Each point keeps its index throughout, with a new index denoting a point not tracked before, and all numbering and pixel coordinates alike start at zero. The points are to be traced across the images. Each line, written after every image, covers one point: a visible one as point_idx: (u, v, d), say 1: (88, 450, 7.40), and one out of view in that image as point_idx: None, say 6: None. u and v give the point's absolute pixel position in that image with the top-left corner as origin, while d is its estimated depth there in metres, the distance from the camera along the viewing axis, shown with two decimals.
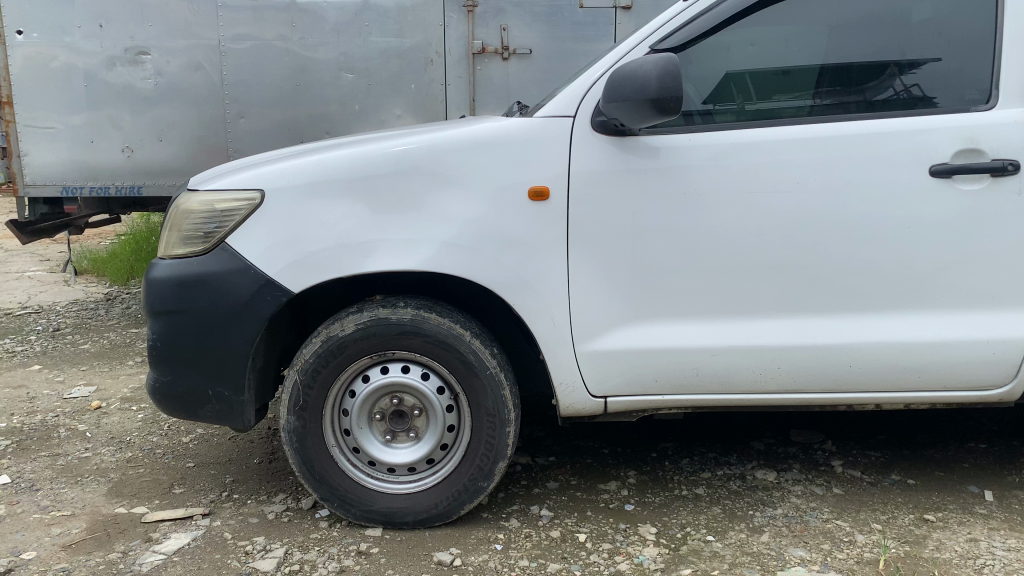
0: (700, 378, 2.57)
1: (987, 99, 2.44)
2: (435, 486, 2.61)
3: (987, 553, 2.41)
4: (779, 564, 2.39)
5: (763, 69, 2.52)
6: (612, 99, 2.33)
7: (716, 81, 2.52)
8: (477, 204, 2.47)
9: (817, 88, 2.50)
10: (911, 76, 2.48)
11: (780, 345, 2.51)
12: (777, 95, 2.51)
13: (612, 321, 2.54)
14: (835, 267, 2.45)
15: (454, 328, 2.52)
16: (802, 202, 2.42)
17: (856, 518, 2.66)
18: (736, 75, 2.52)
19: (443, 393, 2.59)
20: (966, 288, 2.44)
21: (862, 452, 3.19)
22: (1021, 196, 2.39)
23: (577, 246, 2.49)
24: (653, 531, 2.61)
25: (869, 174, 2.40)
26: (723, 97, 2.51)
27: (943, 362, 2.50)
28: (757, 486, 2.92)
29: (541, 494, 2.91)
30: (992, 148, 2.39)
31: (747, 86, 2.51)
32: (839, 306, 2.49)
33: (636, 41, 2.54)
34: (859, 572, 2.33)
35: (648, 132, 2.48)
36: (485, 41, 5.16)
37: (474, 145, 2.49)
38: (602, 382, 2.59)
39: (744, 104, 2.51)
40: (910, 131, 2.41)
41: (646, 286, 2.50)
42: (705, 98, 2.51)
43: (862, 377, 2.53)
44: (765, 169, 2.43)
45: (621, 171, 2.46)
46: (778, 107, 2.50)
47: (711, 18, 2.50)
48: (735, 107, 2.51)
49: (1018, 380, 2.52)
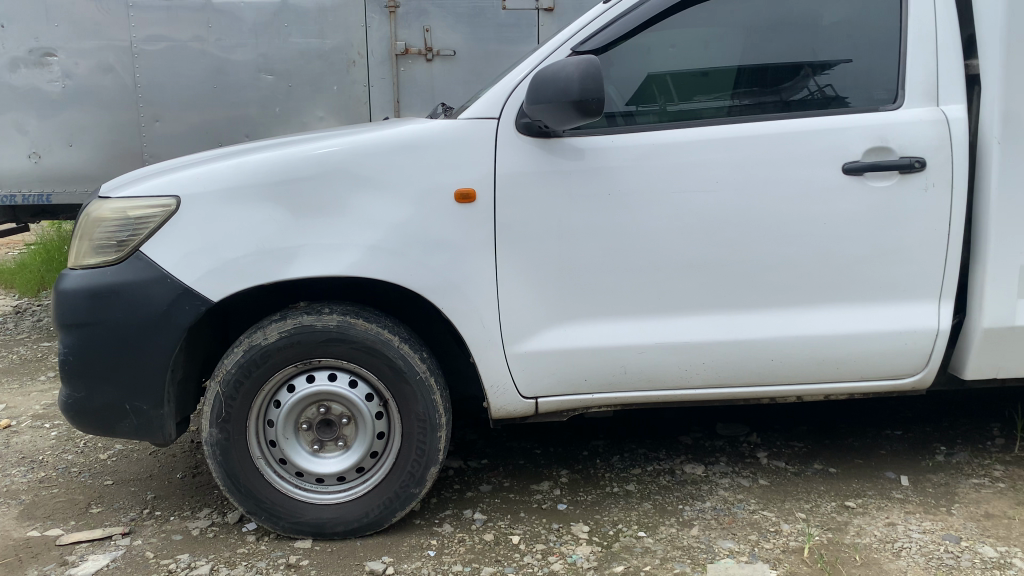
0: (628, 376, 2.60)
1: (894, 99, 2.52)
2: (366, 495, 2.57)
3: (904, 536, 2.50)
4: (708, 557, 2.43)
5: (683, 70, 2.56)
6: (535, 101, 2.33)
7: (637, 83, 2.55)
8: (403, 207, 2.44)
9: (735, 89, 2.55)
10: (824, 77, 2.56)
11: (705, 341, 2.56)
12: (698, 95, 2.55)
13: (541, 322, 2.55)
14: (756, 264, 2.51)
15: (381, 333, 2.49)
16: (722, 201, 2.48)
17: (781, 508, 2.73)
18: (657, 76, 2.55)
19: (372, 400, 2.55)
20: (880, 282, 2.53)
21: (785, 443, 3.27)
22: (928, 192, 2.48)
23: (504, 248, 2.48)
24: (586, 530, 2.63)
25: (785, 172, 2.47)
26: (645, 98, 2.54)
27: (861, 353, 2.59)
28: (686, 480, 2.97)
29: (474, 498, 2.90)
30: (901, 145, 2.47)
31: (668, 87, 2.55)
32: (761, 301, 2.55)
33: (558, 43, 2.55)
34: (786, 560, 2.39)
35: (572, 134, 2.49)
36: (408, 42, 5.13)
37: (397, 147, 2.46)
38: (532, 384, 2.60)
39: (666, 105, 2.54)
40: (823, 130, 2.48)
41: (573, 287, 2.52)
42: (627, 100, 2.54)
43: (783, 370, 2.61)
44: (687, 169, 2.47)
45: (547, 173, 2.47)
46: (699, 108, 2.54)
47: (631, 21, 2.53)
48: (657, 108, 2.54)
49: (929, 368, 2.62)
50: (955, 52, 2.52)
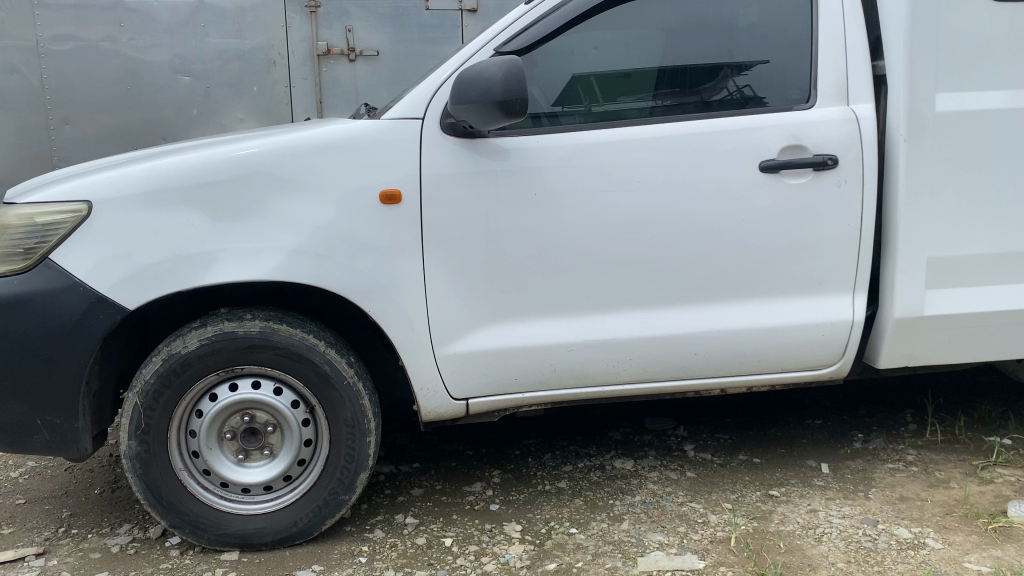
0: (558, 375, 2.62)
1: (807, 99, 2.60)
2: (294, 504, 2.53)
3: (825, 522, 2.59)
4: (639, 550, 2.47)
5: (607, 71, 2.59)
6: (459, 101, 2.32)
7: (561, 84, 2.57)
8: (326, 210, 2.40)
9: (657, 90, 2.60)
10: (743, 77, 2.63)
11: (632, 338, 2.60)
12: (622, 96, 2.58)
13: (470, 322, 2.54)
14: (680, 261, 2.56)
15: (306, 339, 2.44)
16: (645, 199, 2.51)
17: (708, 499, 2.79)
18: (582, 77, 2.58)
19: (298, 407, 2.50)
20: (797, 276, 2.61)
21: (711, 435, 3.34)
22: (840, 188, 2.56)
23: (430, 249, 2.47)
24: (518, 529, 2.63)
25: (705, 170, 2.52)
26: (570, 99, 2.56)
27: (781, 346, 2.66)
28: (616, 475, 3.00)
29: (405, 502, 2.87)
30: (815, 144, 2.55)
31: (593, 88, 2.57)
32: (686, 297, 2.60)
33: (481, 44, 2.55)
34: (713, 550, 2.44)
35: (497, 134, 2.50)
36: (330, 42, 5.31)
37: (319, 149, 2.42)
38: (462, 385, 2.59)
39: (591, 105, 2.57)
40: (741, 129, 2.54)
41: (501, 287, 2.52)
42: (552, 101, 2.56)
43: (707, 364, 2.66)
44: (611, 168, 2.50)
45: (472, 173, 2.47)
46: (623, 108, 2.57)
47: (553, 22, 2.55)
48: (582, 109, 2.56)
49: (845, 358, 2.72)
50: (863, 52, 2.61)
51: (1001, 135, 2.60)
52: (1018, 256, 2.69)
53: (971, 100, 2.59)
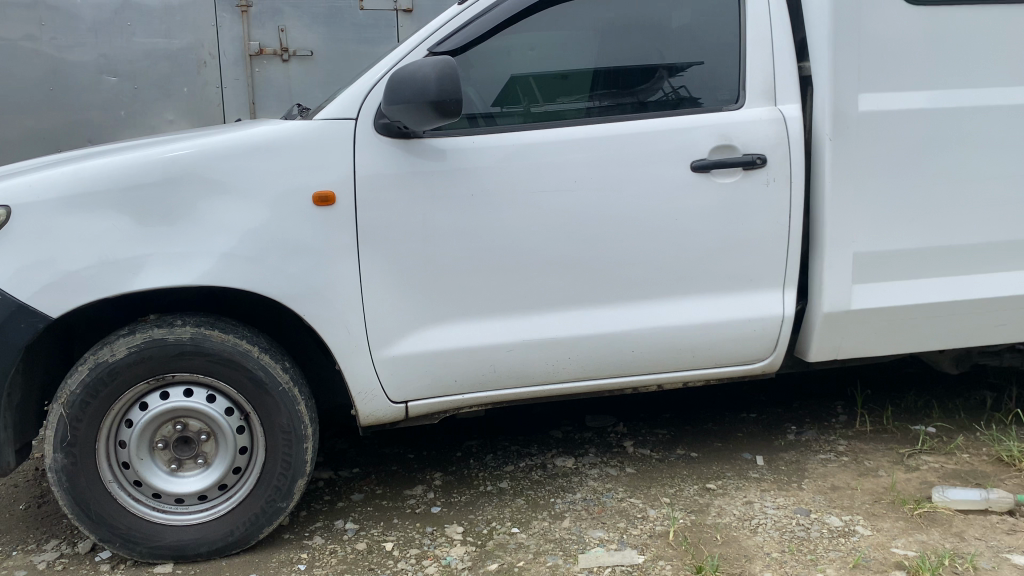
0: (497, 375, 2.62)
1: (736, 99, 2.66)
2: (229, 513, 2.47)
3: (760, 513, 2.65)
4: (580, 547, 2.48)
5: (544, 72, 2.60)
6: (393, 102, 2.30)
7: (499, 85, 2.57)
8: (258, 213, 2.36)
9: (594, 91, 2.62)
10: (678, 79, 2.67)
11: (570, 337, 2.61)
12: (560, 97, 2.60)
13: (408, 325, 2.53)
14: (616, 259, 2.59)
15: (240, 344, 2.40)
16: (580, 200, 2.53)
17: (647, 494, 2.82)
18: (520, 78, 2.58)
19: (232, 414, 2.45)
20: (730, 273, 2.67)
21: (650, 431, 3.39)
22: (769, 187, 2.63)
23: (366, 252, 2.45)
24: (460, 531, 2.63)
25: (639, 170, 2.55)
26: (509, 100, 2.57)
27: (714, 341, 2.71)
28: (557, 473, 3.02)
29: (345, 507, 2.84)
30: (744, 143, 2.61)
31: (530, 89, 2.58)
32: (622, 295, 2.63)
33: (415, 44, 2.53)
34: (652, 545, 2.47)
35: (432, 135, 2.49)
36: (262, 42, 5.24)
37: (249, 151, 2.38)
38: (401, 388, 2.57)
39: (530, 106, 2.58)
40: (673, 130, 2.58)
41: (439, 288, 2.51)
42: (491, 102, 2.56)
43: (643, 362, 2.70)
44: (547, 169, 2.51)
45: (407, 174, 2.45)
46: (563, 109, 2.59)
47: (487, 23, 2.55)
48: (521, 109, 2.57)
49: (777, 353, 2.79)
50: (790, 54, 2.68)
51: (922, 135, 2.69)
52: (939, 250, 2.79)
53: (892, 100, 2.67)
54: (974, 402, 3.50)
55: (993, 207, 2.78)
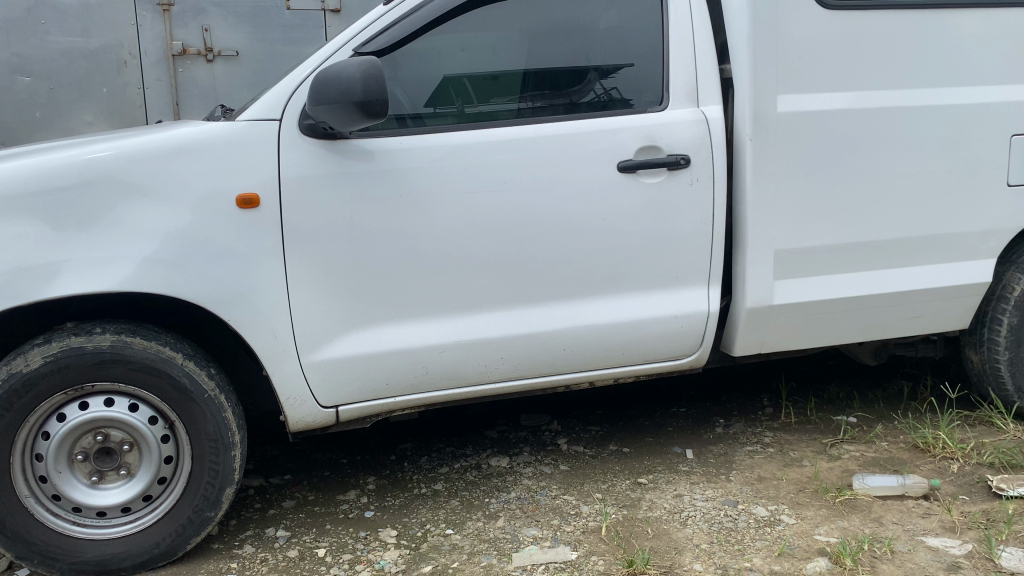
0: (430, 377, 2.62)
1: (660, 101, 2.71)
2: (155, 525, 2.41)
3: (690, 505, 2.70)
4: (514, 546, 2.50)
5: (476, 73, 2.60)
6: (318, 102, 2.28)
7: (433, 86, 2.56)
8: (179, 216, 2.31)
9: (528, 92, 2.64)
10: (609, 80, 2.71)
11: (502, 337, 2.63)
12: (494, 98, 2.61)
13: (337, 328, 2.50)
14: (545, 259, 2.61)
15: (162, 351, 2.34)
16: (510, 200, 2.55)
17: (580, 491, 2.85)
18: (453, 78, 2.58)
19: (156, 423, 2.38)
20: (656, 271, 2.72)
21: (584, 428, 3.42)
22: (693, 186, 2.68)
23: (292, 255, 2.42)
24: (394, 534, 2.61)
25: (566, 170, 2.58)
26: (442, 101, 2.56)
27: (643, 338, 2.76)
28: (492, 473, 3.03)
29: (277, 515, 2.80)
30: (668, 144, 2.66)
31: (464, 90, 2.58)
32: (552, 294, 2.65)
33: (340, 44, 2.51)
34: (585, 541, 2.50)
35: (359, 136, 2.47)
36: (185, 42, 5.12)
37: (169, 153, 2.32)
38: (331, 392, 2.55)
39: (464, 107, 2.58)
40: (599, 131, 2.62)
41: (369, 290, 2.50)
42: (425, 102, 2.55)
43: (575, 360, 2.73)
44: (475, 170, 2.52)
45: (334, 176, 2.43)
46: (496, 109, 2.60)
47: (414, 22, 2.54)
48: (456, 110, 2.57)
49: (703, 348, 2.86)
50: (711, 56, 2.74)
51: (839, 134, 2.79)
52: (856, 246, 2.89)
53: (810, 101, 2.75)
54: (892, 391, 3.64)
55: (906, 204, 2.89)
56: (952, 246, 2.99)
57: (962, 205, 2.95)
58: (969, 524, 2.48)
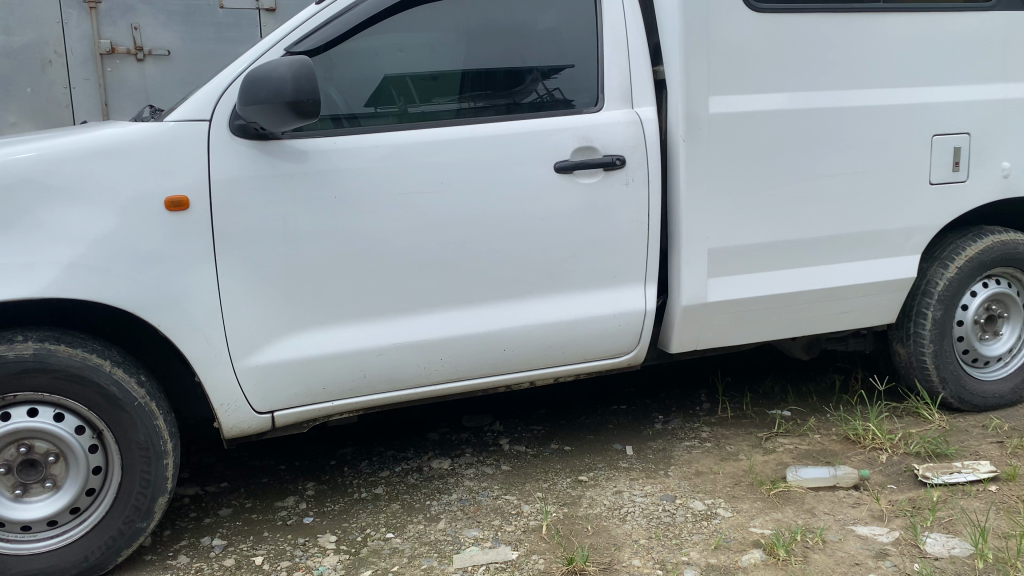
0: (368, 380, 2.59)
1: (596, 102, 2.73)
2: (83, 538, 2.34)
3: (629, 501, 2.73)
4: (455, 548, 2.49)
5: (417, 73, 2.58)
6: (248, 102, 2.24)
7: (374, 85, 2.54)
8: (105, 219, 2.25)
9: (470, 91, 2.64)
10: (553, 81, 2.72)
11: (441, 339, 2.62)
12: (436, 98, 2.60)
13: (271, 333, 2.47)
14: (483, 260, 2.61)
15: (89, 358, 2.28)
16: (447, 201, 2.54)
17: (521, 490, 2.86)
18: (395, 78, 2.56)
19: (83, 433, 2.31)
20: (594, 271, 2.74)
21: (525, 428, 3.43)
22: (628, 186, 2.72)
23: (224, 258, 2.38)
24: (333, 540, 2.58)
25: (503, 171, 2.58)
26: (383, 100, 2.54)
27: (582, 338, 2.78)
28: (433, 476, 3.01)
29: (212, 523, 2.74)
30: (603, 145, 2.68)
31: (407, 89, 2.57)
32: (491, 295, 2.65)
33: (270, 43, 2.47)
34: (526, 540, 2.51)
35: (291, 137, 2.43)
36: (114, 41, 4.99)
37: (93, 154, 2.25)
38: (266, 398, 2.51)
39: (406, 106, 2.57)
40: (535, 131, 2.63)
41: (303, 294, 2.46)
42: (365, 102, 2.53)
43: (515, 360, 2.74)
44: (410, 171, 2.50)
45: (266, 177, 2.39)
46: (439, 110, 2.60)
47: (348, 22, 2.51)
48: (397, 110, 2.56)
49: (641, 346, 2.90)
50: (644, 58, 2.78)
51: (768, 135, 2.85)
52: (787, 244, 2.96)
53: (741, 103, 2.81)
54: (824, 385, 3.73)
55: (835, 202, 2.98)
56: (878, 243, 3.08)
57: (887, 203, 3.04)
58: (896, 512, 2.56)
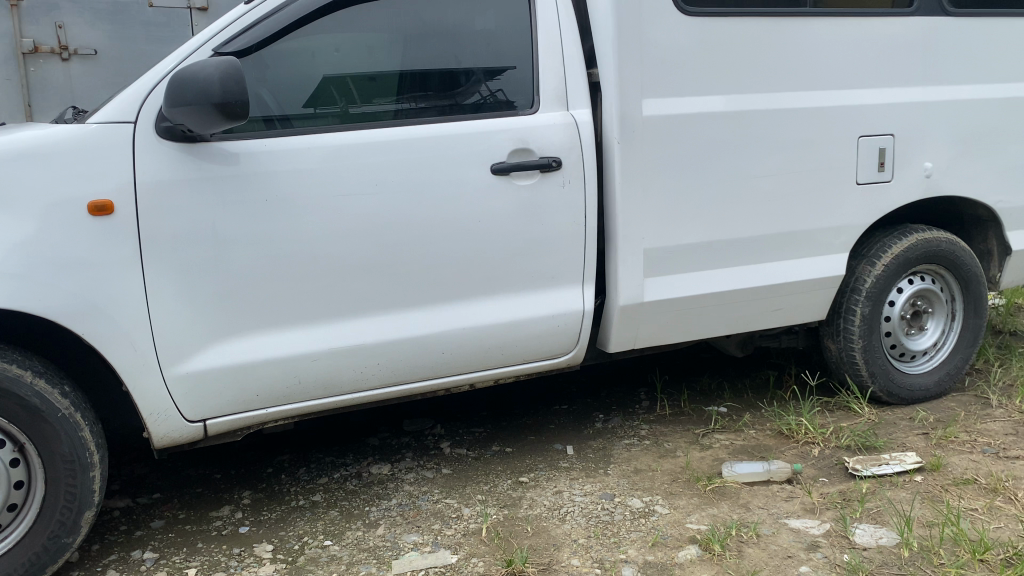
0: (303, 386, 2.56)
1: (532, 104, 2.74)
2: (6, 556, 2.24)
3: (569, 501, 2.75)
4: (394, 553, 2.47)
5: (357, 74, 2.56)
6: (174, 103, 2.18)
7: (313, 86, 2.50)
8: (24, 224, 2.17)
9: (412, 92, 2.62)
10: (496, 82, 2.72)
11: (377, 343, 2.59)
12: (377, 99, 2.58)
13: (202, 339, 2.41)
14: (419, 263, 2.59)
15: (9, 369, 2.20)
16: (382, 204, 2.52)
17: (462, 493, 2.85)
18: (336, 78, 2.53)
19: (3, 447, 2.22)
20: (531, 272, 2.75)
21: (467, 430, 3.42)
22: (565, 188, 2.73)
23: (152, 264, 2.32)
24: (270, 549, 2.54)
25: (439, 173, 2.57)
26: (324, 101, 2.51)
27: (520, 339, 2.79)
28: (373, 481, 2.98)
29: (144, 536, 2.66)
30: (539, 147, 2.69)
31: (348, 90, 2.54)
32: (428, 298, 2.64)
33: (197, 43, 2.41)
34: (465, 543, 2.50)
35: (221, 139, 2.38)
36: (36, 39, 4.85)
37: (11, 157, 2.17)
38: (197, 407, 2.45)
39: (348, 107, 2.54)
40: (471, 133, 2.62)
41: (234, 299, 2.42)
42: (304, 102, 2.49)
43: (454, 363, 2.73)
44: (344, 173, 2.48)
45: (195, 180, 2.33)
46: (380, 111, 2.58)
47: (278, 22, 2.46)
48: (338, 111, 2.53)
49: (580, 346, 2.91)
50: (579, 60, 2.79)
51: (701, 138, 2.90)
52: (721, 243, 3.01)
53: (673, 105, 2.84)
54: (759, 381, 3.81)
55: (766, 203, 3.04)
56: (808, 242, 3.16)
57: (816, 203, 3.12)
58: (827, 504, 2.63)
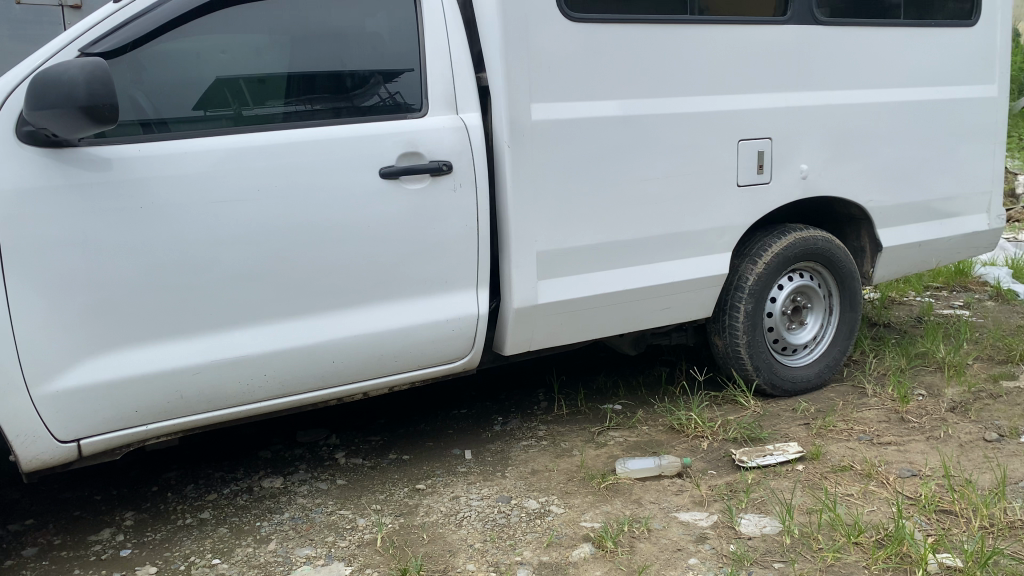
0: (186, 401, 2.46)
1: (423, 107, 2.72)
2: None
3: (465, 506, 2.74)
4: (285, 569, 2.41)
5: (246, 75, 2.48)
6: (36, 106, 2.07)
7: (202, 88, 2.42)
8: None
9: (306, 93, 2.57)
10: (393, 85, 2.69)
11: (262, 353, 2.52)
12: (271, 100, 2.51)
13: (72, 355, 2.29)
14: (305, 270, 2.54)
15: None
16: (265, 211, 2.45)
17: (357, 504, 2.81)
18: (226, 80, 2.45)
19: None
20: (424, 278, 2.73)
21: (363, 439, 3.37)
22: (456, 191, 2.73)
23: (16, 278, 2.18)
24: (153, 572, 2.44)
25: (325, 178, 2.52)
26: (214, 104, 2.44)
27: (415, 345, 2.76)
28: (264, 495, 2.90)
29: (15, 566, 2.51)
30: (429, 150, 2.68)
31: (239, 91, 2.47)
32: (316, 306, 2.58)
33: (62, 44, 2.29)
34: (360, 554, 2.46)
35: (90, 143, 2.26)
36: None
37: None
38: (70, 426, 2.33)
39: (240, 109, 2.47)
40: (358, 137, 2.58)
41: (107, 311, 2.30)
42: (194, 105, 2.42)
43: (345, 372, 2.68)
44: (225, 179, 2.40)
45: (63, 187, 2.22)
46: (274, 112, 2.52)
47: (150, 21, 2.36)
48: (231, 113, 2.46)
49: (475, 350, 2.91)
50: (467, 63, 2.79)
51: (588, 142, 2.94)
52: (612, 245, 3.07)
53: (560, 109, 2.88)
54: (652, 378, 3.90)
55: (653, 205, 3.12)
56: (694, 243, 3.26)
57: (700, 205, 3.22)
58: (715, 496, 2.72)
